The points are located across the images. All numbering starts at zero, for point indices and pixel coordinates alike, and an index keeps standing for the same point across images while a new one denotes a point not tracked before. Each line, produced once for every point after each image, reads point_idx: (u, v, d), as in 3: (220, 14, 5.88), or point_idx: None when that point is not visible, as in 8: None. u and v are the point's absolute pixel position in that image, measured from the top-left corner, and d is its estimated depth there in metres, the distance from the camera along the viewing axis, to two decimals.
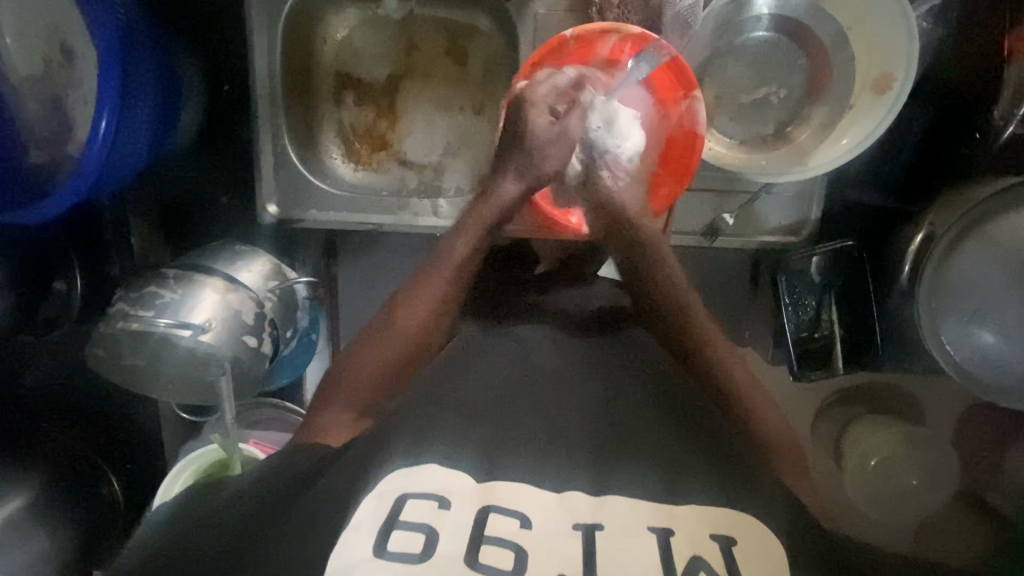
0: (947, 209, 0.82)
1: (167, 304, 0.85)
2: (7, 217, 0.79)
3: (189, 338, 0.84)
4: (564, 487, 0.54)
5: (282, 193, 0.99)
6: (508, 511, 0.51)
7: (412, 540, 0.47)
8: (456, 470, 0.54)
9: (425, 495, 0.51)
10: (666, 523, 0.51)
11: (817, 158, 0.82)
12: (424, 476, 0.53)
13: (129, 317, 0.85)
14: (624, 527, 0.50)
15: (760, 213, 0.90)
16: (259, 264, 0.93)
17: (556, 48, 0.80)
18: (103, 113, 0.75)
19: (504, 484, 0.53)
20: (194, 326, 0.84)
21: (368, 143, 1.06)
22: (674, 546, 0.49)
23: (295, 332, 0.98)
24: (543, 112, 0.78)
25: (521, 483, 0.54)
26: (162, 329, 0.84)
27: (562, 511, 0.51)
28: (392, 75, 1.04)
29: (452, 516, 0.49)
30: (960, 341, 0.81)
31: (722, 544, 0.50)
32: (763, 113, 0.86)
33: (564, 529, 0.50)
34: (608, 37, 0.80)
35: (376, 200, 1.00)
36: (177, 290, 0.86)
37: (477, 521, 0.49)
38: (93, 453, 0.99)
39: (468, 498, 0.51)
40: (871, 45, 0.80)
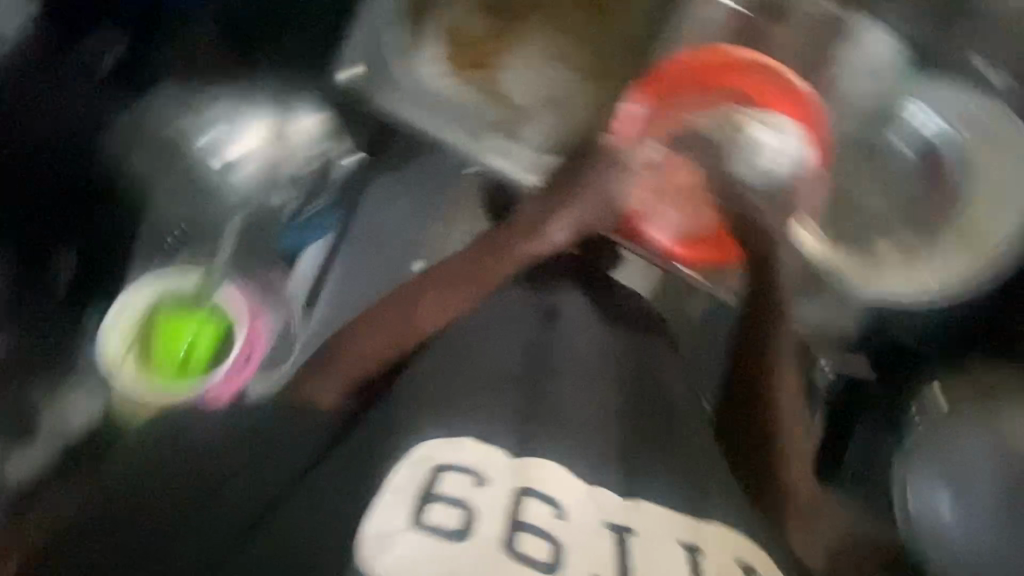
0: (974, 374, 0.83)
1: (226, 125, 0.90)
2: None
3: (232, 166, 0.89)
4: (593, 480, 0.52)
5: (368, 63, 0.93)
6: (540, 496, 0.49)
7: (450, 515, 0.46)
8: (493, 446, 0.51)
9: (462, 468, 0.49)
10: (692, 535, 0.51)
11: (886, 278, 0.83)
12: (462, 448, 0.51)
13: (186, 115, 0.87)
14: (656, 537, 0.50)
15: (810, 310, 0.85)
16: (315, 124, 0.94)
17: (726, 60, 0.83)
18: None
19: (540, 463, 0.51)
20: (240, 154, 0.90)
21: (471, 60, 1.01)
22: (703, 567, 0.49)
23: (316, 206, 0.96)
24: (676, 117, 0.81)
25: (558, 464, 0.52)
26: (208, 143, 0.88)
27: (597, 510, 0.50)
28: (526, 6, 1.01)
29: (487, 495, 0.48)
30: (927, 499, 0.78)
31: (691, 551, 0.50)
32: (855, 213, 0.87)
33: (594, 525, 0.49)
34: (774, 76, 0.83)
35: (455, 117, 0.96)
36: (238, 116, 0.90)
37: (512, 504, 0.47)
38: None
39: (506, 480, 0.49)
40: (978, 203, 0.82)
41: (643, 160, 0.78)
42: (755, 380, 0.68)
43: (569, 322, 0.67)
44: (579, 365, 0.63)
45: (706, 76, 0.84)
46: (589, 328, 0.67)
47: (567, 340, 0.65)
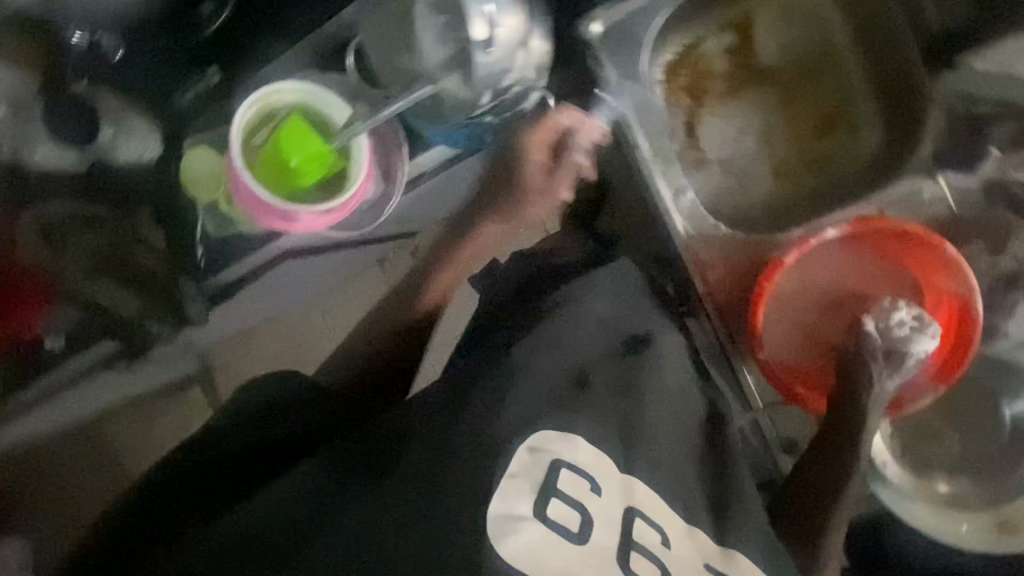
0: None
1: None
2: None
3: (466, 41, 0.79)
4: (688, 519, 0.65)
5: (613, 29, 0.94)
6: (647, 517, 0.61)
7: (574, 517, 0.57)
8: (602, 453, 0.63)
9: (578, 469, 0.60)
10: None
11: (922, 508, 0.83)
12: (574, 445, 0.62)
13: None
14: None
15: None
16: (540, 48, 0.86)
17: (927, 244, 0.81)
18: None
19: (642, 487, 0.63)
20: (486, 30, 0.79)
21: (694, 83, 1.00)
22: None
23: (492, 119, 0.90)
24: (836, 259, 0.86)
25: (652, 489, 0.64)
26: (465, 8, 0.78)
27: (693, 547, 0.63)
28: (771, 71, 1.00)
29: (600, 502, 0.59)
30: None
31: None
32: (935, 441, 0.86)
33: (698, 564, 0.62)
34: (959, 283, 0.82)
35: (656, 123, 0.93)
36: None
37: (625, 518, 0.60)
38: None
39: (616, 499, 0.61)
40: None
41: (788, 288, 0.87)
42: (813, 516, 0.76)
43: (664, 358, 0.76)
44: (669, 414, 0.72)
45: (899, 245, 0.84)
46: (676, 370, 0.76)
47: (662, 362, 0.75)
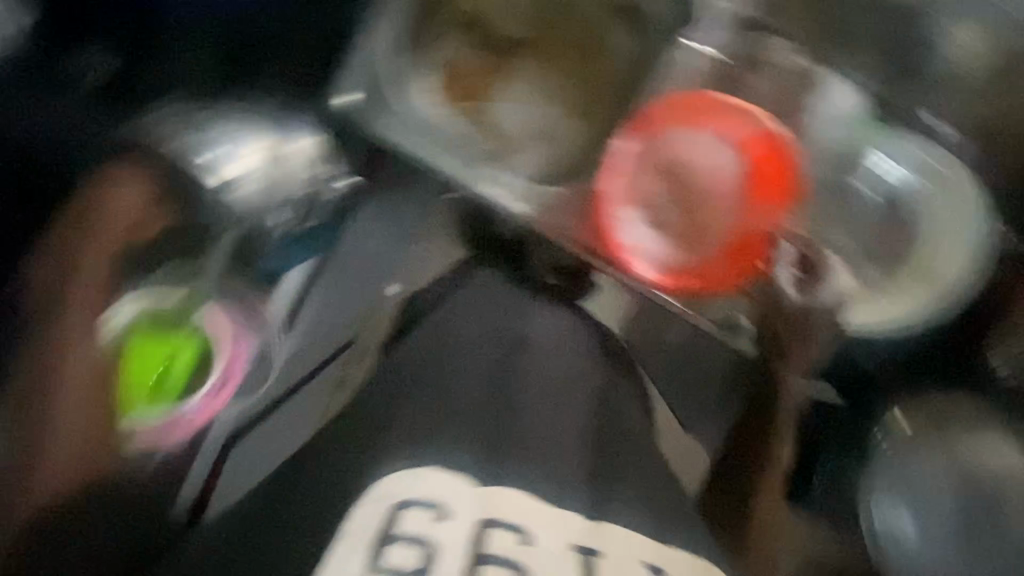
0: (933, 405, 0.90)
1: (227, 142, 0.91)
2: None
3: (233, 186, 0.90)
4: (558, 499, 0.67)
5: (362, 89, 0.92)
6: (505, 522, 0.62)
7: (412, 550, 0.59)
8: (455, 474, 0.66)
9: (426, 500, 0.63)
10: (654, 560, 0.66)
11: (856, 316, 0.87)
12: (423, 479, 0.65)
13: (196, 134, 0.90)
14: (617, 557, 0.64)
15: None
16: (310, 143, 0.94)
17: (698, 103, 0.90)
18: None
19: (504, 495, 0.65)
20: (238, 176, 0.91)
21: (460, 88, 1.02)
22: None
23: (313, 224, 0.97)
24: (649, 168, 0.92)
25: (519, 495, 0.66)
26: (216, 163, 0.90)
27: (562, 529, 0.63)
28: (516, 39, 1.02)
29: (450, 526, 0.61)
30: (886, 519, 0.89)
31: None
32: (830, 252, 0.92)
33: (560, 551, 0.62)
34: (750, 121, 0.90)
35: (447, 145, 0.95)
36: (238, 134, 0.91)
37: (476, 532, 0.61)
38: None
39: (473, 512, 0.62)
40: (931, 239, 0.88)
41: (632, 211, 0.91)
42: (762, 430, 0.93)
43: (540, 344, 0.85)
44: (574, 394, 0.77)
45: (684, 119, 0.90)
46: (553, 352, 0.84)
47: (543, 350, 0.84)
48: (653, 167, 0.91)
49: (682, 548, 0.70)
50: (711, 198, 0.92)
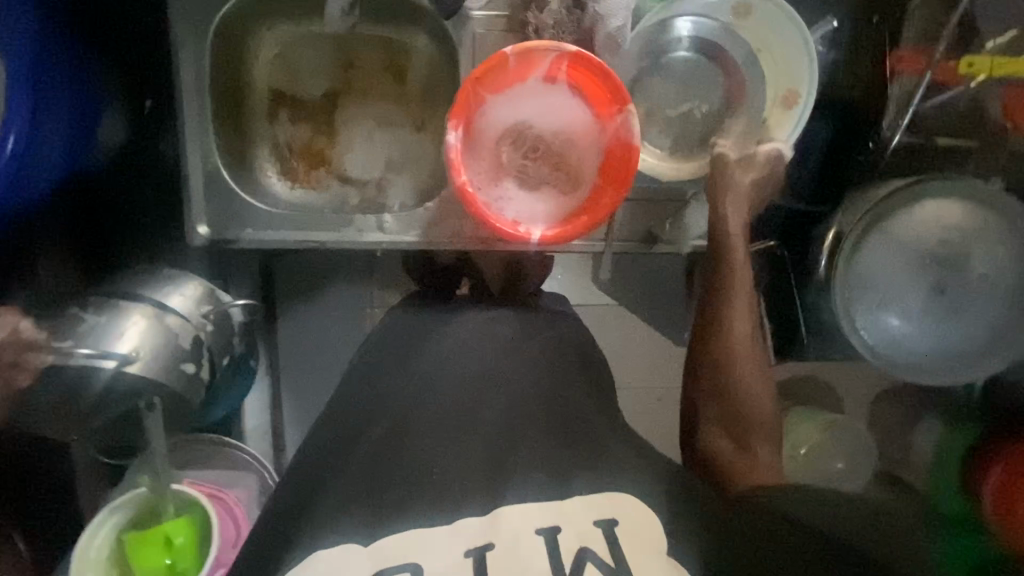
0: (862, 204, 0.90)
1: (88, 330, 0.79)
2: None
3: (112, 369, 0.77)
4: (451, 517, 0.55)
5: (213, 212, 0.94)
6: (397, 568, 0.52)
7: None
8: (342, 543, 0.55)
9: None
10: (554, 521, 0.54)
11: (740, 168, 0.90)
12: (309, 568, 0.53)
13: (39, 348, 0.77)
14: (517, 535, 0.53)
15: (692, 220, 0.97)
16: (191, 289, 0.88)
17: (496, 66, 0.82)
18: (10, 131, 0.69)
19: (389, 540, 0.54)
20: (117, 355, 0.78)
21: (306, 161, 1.03)
22: (563, 542, 0.53)
23: (231, 359, 0.91)
24: (489, 149, 0.89)
25: (408, 531, 0.54)
26: (80, 360, 0.77)
27: (457, 538, 0.54)
28: (328, 92, 1.02)
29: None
30: (872, 327, 0.89)
31: (608, 526, 0.55)
32: (694, 122, 0.91)
33: (454, 561, 0.52)
34: (547, 55, 0.83)
35: (316, 217, 0.96)
36: (100, 316, 0.80)
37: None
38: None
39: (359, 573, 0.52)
40: (777, 65, 0.89)
41: (503, 192, 0.90)
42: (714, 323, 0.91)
43: (458, 348, 0.69)
44: (511, 367, 0.68)
45: (492, 88, 0.85)
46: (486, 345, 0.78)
47: (457, 355, 0.69)
48: (492, 148, 0.89)
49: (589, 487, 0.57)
50: (566, 138, 0.91)
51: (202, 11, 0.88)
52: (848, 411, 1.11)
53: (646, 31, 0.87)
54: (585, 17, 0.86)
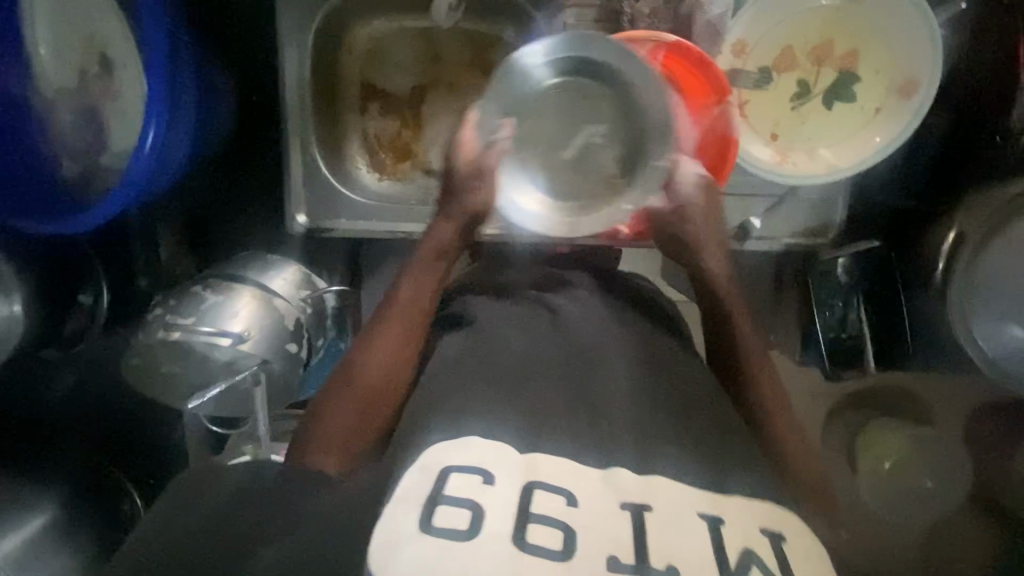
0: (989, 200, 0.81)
1: (206, 311, 0.85)
2: (45, 226, 0.81)
3: (228, 346, 0.84)
4: (606, 465, 0.56)
5: (310, 201, 0.99)
6: (556, 488, 0.53)
7: (457, 514, 0.49)
8: (498, 440, 0.57)
9: (471, 468, 0.53)
10: (716, 511, 0.53)
11: (843, 157, 0.86)
12: (469, 448, 0.55)
13: (169, 325, 0.85)
14: (676, 509, 0.53)
15: (786, 216, 0.94)
16: (290, 273, 0.94)
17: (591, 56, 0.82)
18: (150, 126, 0.74)
19: (546, 460, 0.55)
20: (233, 334, 0.85)
21: (393, 153, 1.06)
22: (725, 536, 0.51)
23: (324, 342, 0.97)
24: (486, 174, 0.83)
25: (561, 459, 0.56)
26: (202, 337, 0.84)
27: (609, 491, 0.53)
28: (417, 86, 1.04)
29: (497, 491, 0.51)
30: (992, 336, 0.81)
31: (773, 538, 0.53)
32: (805, 113, 0.87)
33: (610, 509, 0.52)
34: (643, 45, 0.82)
35: (405, 208, 1.00)
36: (216, 297, 0.87)
37: (523, 499, 0.51)
38: (110, 467, 1.03)
39: (514, 476, 0.53)
40: (894, 51, 0.83)
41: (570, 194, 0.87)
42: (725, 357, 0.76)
43: (573, 322, 0.72)
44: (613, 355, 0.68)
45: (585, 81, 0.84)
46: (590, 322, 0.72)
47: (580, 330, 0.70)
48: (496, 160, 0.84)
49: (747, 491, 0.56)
50: None
51: (307, 9, 0.93)
52: (938, 423, 1.02)
53: (750, 17, 0.84)
54: (682, 5, 0.83)
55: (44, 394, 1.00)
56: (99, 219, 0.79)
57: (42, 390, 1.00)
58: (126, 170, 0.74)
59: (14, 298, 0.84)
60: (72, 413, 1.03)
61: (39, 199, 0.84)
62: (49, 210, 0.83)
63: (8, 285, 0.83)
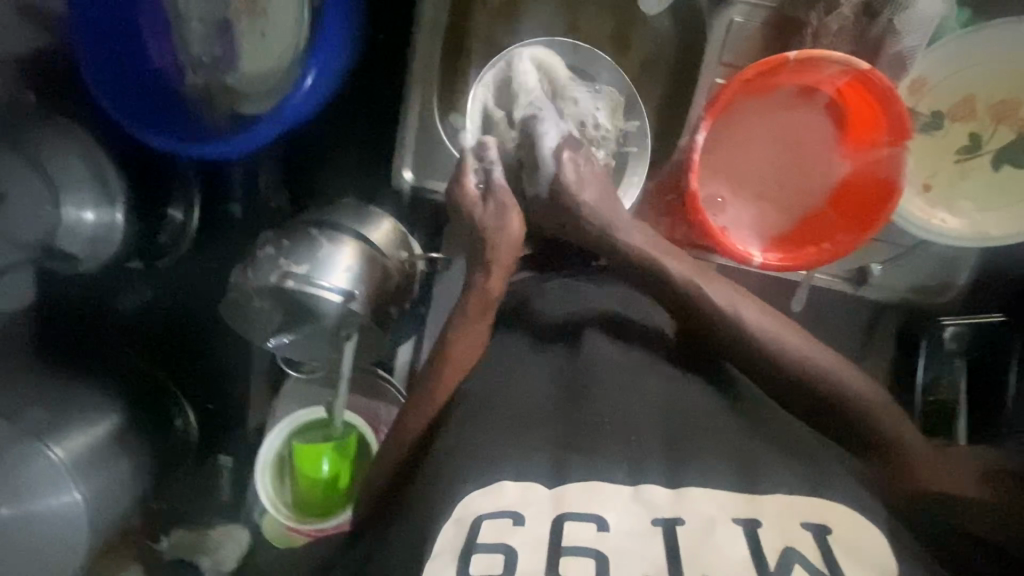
0: None
1: (316, 263, 0.83)
2: (172, 146, 0.77)
3: (339, 304, 0.82)
4: (636, 480, 0.54)
5: (418, 159, 0.92)
6: (583, 515, 0.51)
7: (493, 562, 0.49)
8: (528, 480, 0.54)
9: (500, 511, 0.52)
10: (751, 514, 0.52)
11: (1000, 225, 0.81)
12: (501, 492, 0.54)
13: (283, 271, 0.82)
14: (707, 521, 0.51)
15: (906, 268, 0.91)
16: (387, 229, 0.89)
17: (773, 67, 0.73)
18: (310, 70, 0.75)
19: (573, 486, 0.53)
20: (341, 291, 0.82)
21: None
22: (763, 540, 0.50)
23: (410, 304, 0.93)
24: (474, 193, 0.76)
25: (593, 482, 0.54)
26: (313, 289, 0.81)
27: (641, 507, 0.52)
28: None
29: (529, 530, 0.51)
30: None
31: (815, 533, 0.51)
32: (970, 171, 0.81)
33: (644, 527, 0.51)
34: (830, 66, 0.73)
35: None
36: (322, 249, 0.84)
37: (554, 533, 0.50)
38: (167, 381, 1.03)
39: (543, 510, 0.52)
40: None
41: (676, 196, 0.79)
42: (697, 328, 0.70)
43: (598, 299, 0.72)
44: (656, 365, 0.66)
45: (751, 89, 0.77)
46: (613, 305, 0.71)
47: (606, 360, 0.64)
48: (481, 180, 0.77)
49: (788, 489, 0.54)
50: (801, 152, 0.83)
51: None
52: None
53: (940, 57, 0.77)
54: (874, 28, 0.75)
55: (114, 303, 1.01)
56: (235, 152, 0.77)
57: (112, 301, 1.01)
58: (282, 106, 0.75)
59: (116, 207, 0.82)
60: (141, 326, 1.03)
61: (158, 114, 0.80)
62: (169, 128, 0.79)
63: (112, 191, 0.81)
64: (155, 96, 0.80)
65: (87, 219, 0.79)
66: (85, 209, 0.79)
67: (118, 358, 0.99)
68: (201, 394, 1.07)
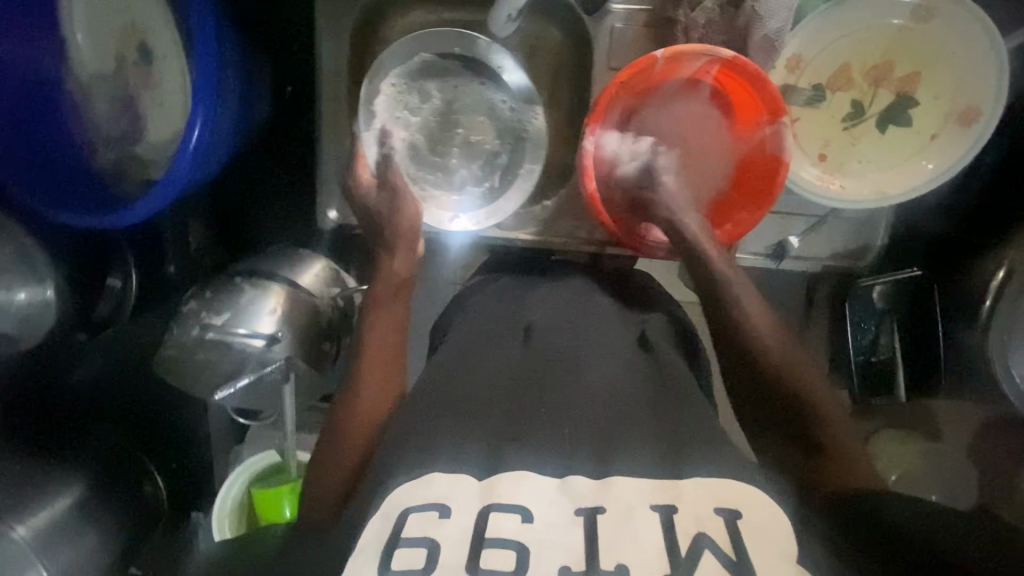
0: None
1: (239, 313, 0.86)
2: (85, 221, 0.79)
3: (262, 348, 0.84)
4: (564, 474, 0.50)
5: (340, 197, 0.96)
6: (508, 506, 0.47)
7: (416, 555, 0.44)
8: (460, 471, 0.50)
9: (427, 504, 0.47)
10: (671, 500, 0.48)
11: (896, 182, 0.84)
12: (434, 484, 0.48)
13: (205, 324, 0.85)
14: (628, 508, 0.47)
15: (824, 236, 0.93)
16: (318, 269, 0.93)
17: (644, 68, 0.77)
18: (196, 121, 0.74)
19: (508, 475, 0.49)
20: (265, 336, 0.85)
21: None
22: (679, 524, 0.47)
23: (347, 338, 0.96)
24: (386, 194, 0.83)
25: (524, 471, 0.50)
26: (237, 339, 0.84)
27: (562, 497, 0.48)
28: None
29: (454, 522, 0.46)
30: None
31: (725, 516, 0.48)
32: (859, 136, 0.84)
33: (564, 518, 0.47)
34: (696, 59, 0.78)
35: None
36: (245, 299, 0.87)
37: (479, 524, 0.46)
38: (130, 446, 1.03)
39: (470, 498, 0.48)
40: (956, 80, 0.81)
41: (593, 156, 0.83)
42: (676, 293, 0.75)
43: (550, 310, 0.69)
44: (591, 350, 0.64)
45: (632, 89, 0.80)
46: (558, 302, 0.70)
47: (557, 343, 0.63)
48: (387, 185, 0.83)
49: (707, 474, 0.51)
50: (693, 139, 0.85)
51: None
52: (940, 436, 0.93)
53: (807, 34, 0.81)
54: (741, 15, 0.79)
55: (68, 373, 1.00)
56: (139, 216, 0.78)
57: (67, 369, 1.00)
58: (169, 168, 0.75)
59: (47, 283, 0.83)
60: (96, 397, 1.03)
61: (74, 192, 0.83)
62: (85, 203, 0.82)
63: (40, 268, 0.83)
64: (70, 177, 0.84)
65: (20, 299, 0.81)
66: (16, 290, 0.81)
67: (76, 435, 0.98)
68: (169, 454, 1.09)
